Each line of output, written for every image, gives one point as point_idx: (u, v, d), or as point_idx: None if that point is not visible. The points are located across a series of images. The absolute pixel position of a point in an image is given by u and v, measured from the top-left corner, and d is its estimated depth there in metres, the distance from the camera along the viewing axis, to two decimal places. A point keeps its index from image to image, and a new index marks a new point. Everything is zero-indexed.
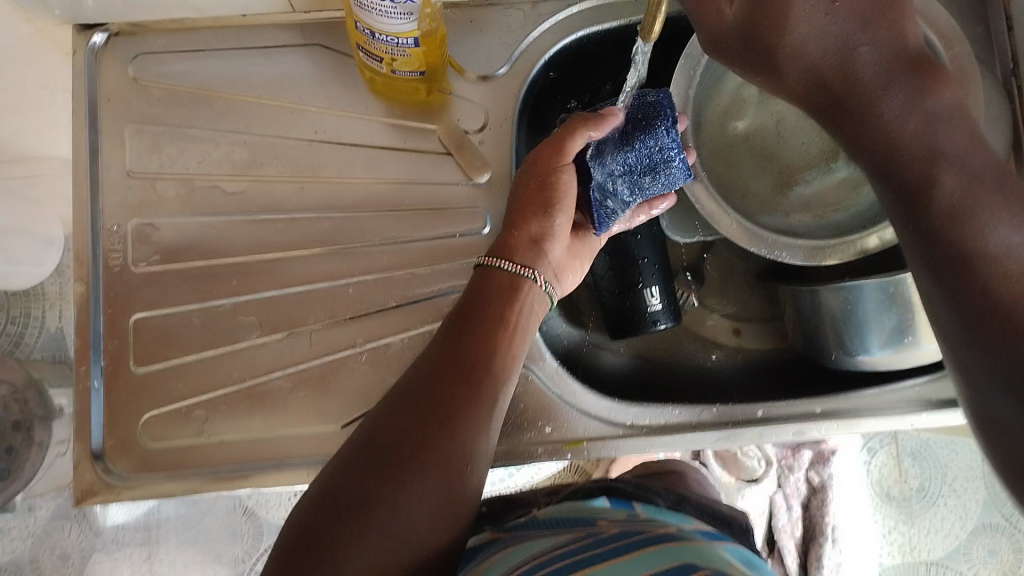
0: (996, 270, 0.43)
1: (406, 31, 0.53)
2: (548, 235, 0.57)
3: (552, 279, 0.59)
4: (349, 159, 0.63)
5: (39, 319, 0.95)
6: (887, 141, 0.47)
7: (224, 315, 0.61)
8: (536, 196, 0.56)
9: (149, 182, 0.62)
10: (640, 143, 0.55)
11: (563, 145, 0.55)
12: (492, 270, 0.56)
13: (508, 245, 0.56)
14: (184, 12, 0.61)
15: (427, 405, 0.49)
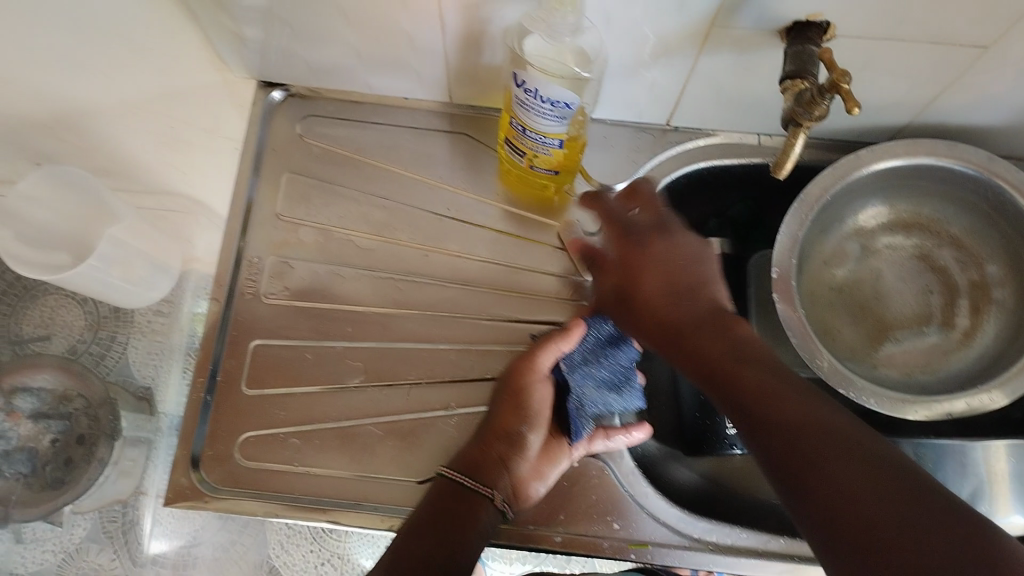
0: (839, 475, 0.40)
1: (556, 132, 0.58)
2: (513, 450, 0.60)
3: (512, 494, 0.59)
4: (473, 238, 0.69)
5: (122, 346, 0.77)
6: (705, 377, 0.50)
7: (334, 356, 0.65)
8: (511, 410, 0.60)
9: (293, 226, 0.68)
10: (612, 359, 0.62)
11: (530, 365, 0.61)
12: (454, 482, 0.57)
13: (474, 461, 0.59)
14: (357, 87, 0.69)
15: (429, 524, 0.54)
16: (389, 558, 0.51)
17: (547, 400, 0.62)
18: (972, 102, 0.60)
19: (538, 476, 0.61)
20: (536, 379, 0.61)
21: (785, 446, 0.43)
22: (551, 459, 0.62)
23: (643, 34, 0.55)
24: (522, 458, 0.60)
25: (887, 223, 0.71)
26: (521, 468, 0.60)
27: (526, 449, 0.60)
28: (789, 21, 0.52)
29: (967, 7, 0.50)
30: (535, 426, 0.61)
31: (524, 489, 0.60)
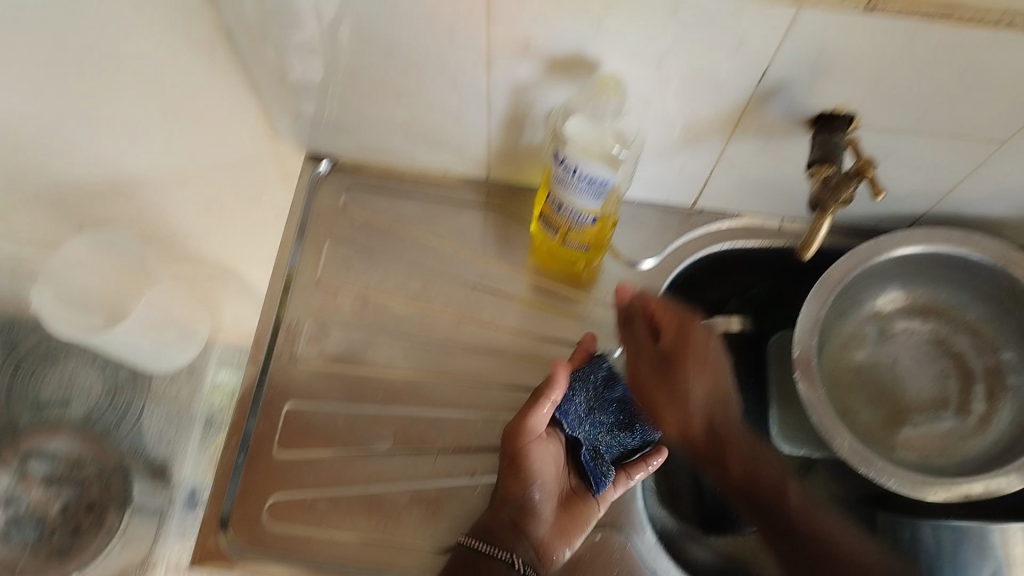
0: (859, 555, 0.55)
1: (591, 209, 0.62)
2: (526, 514, 0.61)
3: (534, 558, 0.60)
4: (504, 309, 0.71)
5: (137, 412, 0.96)
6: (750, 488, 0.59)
7: (365, 421, 0.67)
8: (512, 477, 0.61)
9: (332, 292, 0.71)
10: (610, 400, 0.64)
11: (521, 427, 0.62)
12: (470, 549, 0.58)
13: (486, 529, 0.60)
14: (400, 163, 0.73)
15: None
16: None
17: (551, 459, 0.64)
18: (988, 194, 0.64)
19: (563, 535, 0.62)
20: (532, 440, 0.62)
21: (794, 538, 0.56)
22: (578, 514, 0.63)
23: (679, 119, 0.59)
24: (538, 521, 0.62)
25: (903, 308, 0.74)
26: (537, 532, 0.62)
27: (537, 513, 0.62)
28: (817, 112, 0.56)
29: (987, 105, 0.53)
30: (542, 486, 0.62)
31: (547, 551, 0.61)
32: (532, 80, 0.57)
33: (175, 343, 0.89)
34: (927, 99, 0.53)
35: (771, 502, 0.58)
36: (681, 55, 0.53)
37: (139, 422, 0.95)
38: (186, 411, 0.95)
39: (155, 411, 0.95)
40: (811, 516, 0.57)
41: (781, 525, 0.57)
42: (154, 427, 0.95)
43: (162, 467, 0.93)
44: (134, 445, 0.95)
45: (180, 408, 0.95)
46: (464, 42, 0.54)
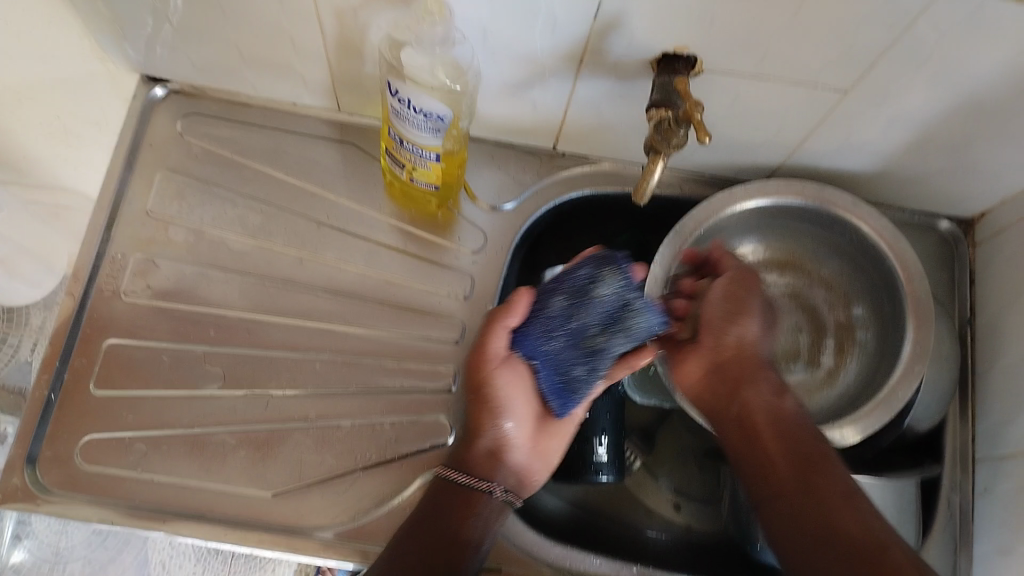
0: (859, 521, 0.51)
1: (431, 144, 0.58)
2: (505, 445, 0.60)
3: (515, 486, 0.61)
4: (350, 248, 0.68)
5: None
6: (787, 425, 0.57)
7: (193, 360, 0.64)
8: (483, 409, 0.58)
9: (163, 224, 0.67)
10: (552, 321, 0.52)
11: (488, 354, 0.56)
12: (447, 482, 0.58)
13: (465, 459, 0.59)
14: (243, 88, 0.68)
15: (434, 524, 0.56)
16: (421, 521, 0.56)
17: (512, 389, 0.58)
18: (839, 148, 0.63)
19: (540, 455, 0.62)
20: (497, 365, 0.57)
21: (798, 519, 0.53)
22: (557, 434, 0.62)
23: (523, 53, 0.56)
24: (517, 449, 0.61)
25: (764, 261, 0.72)
26: (518, 458, 0.61)
27: (514, 440, 0.60)
28: (659, 52, 0.54)
29: (824, 51, 0.52)
30: (512, 413, 0.59)
31: (526, 477, 0.62)
32: (362, 5, 0.53)
33: (36, 277, 0.74)
34: (765, 44, 0.51)
35: (805, 461, 0.55)
36: None
37: None
38: (40, 336, 0.74)
39: (24, 341, 0.74)
40: (838, 509, 0.52)
41: (797, 494, 0.54)
42: (25, 356, 0.73)
43: (21, 392, 0.72)
44: None
45: (40, 337, 0.74)
46: None
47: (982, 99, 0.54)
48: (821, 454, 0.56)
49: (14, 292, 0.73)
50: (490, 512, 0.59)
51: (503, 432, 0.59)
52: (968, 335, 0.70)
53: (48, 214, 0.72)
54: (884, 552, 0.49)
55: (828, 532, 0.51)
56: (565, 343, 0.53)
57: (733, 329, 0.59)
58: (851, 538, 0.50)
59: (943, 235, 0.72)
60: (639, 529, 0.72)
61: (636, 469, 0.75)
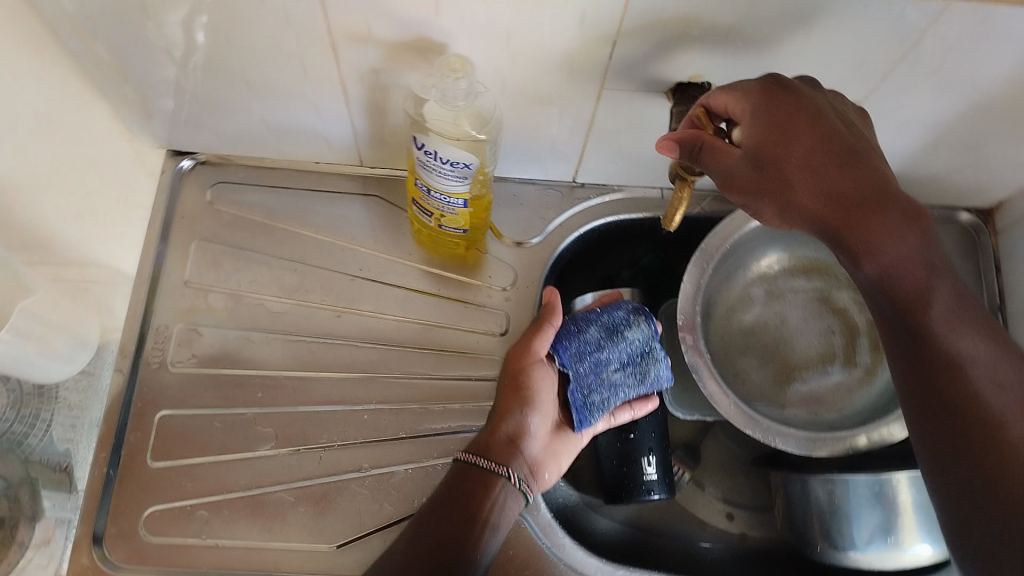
0: (990, 402, 0.46)
1: (458, 191, 0.60)
2: (525, 435, 0.60)
3: (529, 475, 0.60)
4: (385, 297, 0.69)
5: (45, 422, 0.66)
6: (886, 283, 0.49)
7: (245, 424, 0.65)
8: (514, 395, 0.60)
9: (202, 292, 0.68)
10: (583, 344, 0.60)
11: (531, 347, 0.61)
12: (470, 466, 0.58)
13: (487, 443, 0.59)
14: (267, 153, 0.70)
15: (444, 520, 0.55)
16: (432, 510, 0.56)
17: (545, 384, 0.62)
18: None
19: (551, 459, 0.63)
20: (536, 363, 0.61)
21: (932, 398, 0.48)
22: (567, 444, 0.64)
23: (542, 94, 0.57)
24: (535, 441, 0.61)
25: (787, 268, 0.74)
26: (534, 451, 0.61)
27: (534, 434, 0.61)
28: (673, 82, 0.55)
29: (835, 65, 0.53)
30: (540, 409, 0.61)
31: (539, 472, 0.61)
32: (384, 65, 0.55)
33: (71, 353, 0.64)
34: (777, 64, 0.53)
35: (905, 319, 0.49)
36: (531, 35, 0.51)
37: (46, 429, 0.65)
38: (82, 417, 0.66)
39: (64, 415, 0.66)
40: (954, 381, 0.47)
41: (924, 368, 0.48)
42: (60, 434, 0.66)
43: (67, 471, 0.64)
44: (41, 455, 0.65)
45: (79, 411, 0.66)
46: (303, 28, 0.52)
47: (993, 100, 0.56)
48: (924, 307, 0.48)
49: (48, 369, 0.63)
50: (503, 495, 0.58)
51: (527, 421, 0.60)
52: (1000, 321, 0.71)
53: (71, 288, 0.65)
54: (1015, 441, 0.45)
55: (953, 415, 0.47)
56: (591, 367, 0.60)
57: (798, 175, 0.48)
58: (981, 420, 0.46)
59: (964, 225, 0.73)
60: (693, 541, 0.73)
61: (685, 482, 0.74)
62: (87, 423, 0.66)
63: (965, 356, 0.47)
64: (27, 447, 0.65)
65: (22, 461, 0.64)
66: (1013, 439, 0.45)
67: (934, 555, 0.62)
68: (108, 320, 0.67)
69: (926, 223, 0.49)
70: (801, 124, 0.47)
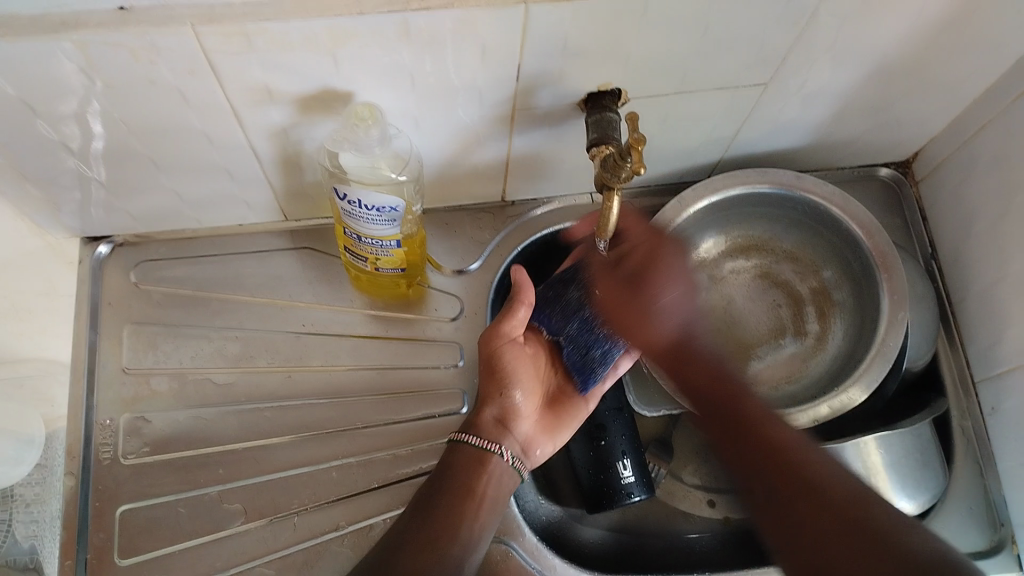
0: (835, 492, 0.50)
1: (390, 234, 0.59)
2: (510, 412, 0.65)
3: (521, 454, 0.65)
4: (334, 349, 0.68)
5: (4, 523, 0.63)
6: (736, 413, 0.56)
7: (210, 504, 0.63)
8: (491, 380, 0.64)
9: (144, 377, 0.66)
10: (567, 305, 0.66)
11: (501, 332, 0.64)
12: (459, 445, 0.61)
13: (477, 424, 0.63)
14: (187, 224, 0.67)
15: (444, 496, 0.57)
16: (428, 493, 0.58)
17: (520, 363, 0.65)
18: (770, 132, 0.65)
19: (540, 432, 0.67)
20: (506, 343, 0.65)
21: (789, 511, 0.49)
22: (560, 414, 0.68)
23: (456, 125, 0.57)
24: (520, 419, 0.65)
25: (726, 250, 0.75)
26: (522, 426, 0.65)
27: (520, 411, 0.65)
28: (584, 94, 0.55)
29: (738, 55, 0.54)
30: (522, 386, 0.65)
31: (529, 447, 0.66)
32: (290, 122, 0.54)
33: (16, 454, 0.62)
34: (682, 61, 0.53)
35: (753, 442, 0.54)
36: (435, 71, 0.50)
37: (8, 529, 0.62)
38: (43, 510, 0.63)
39: (24, 513, 0.63)
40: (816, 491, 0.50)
41: (781, 488, 0.51)
42: (22, 532, 0.62)
43: (36, 569, 0.62)
44: (6, 557, 0.62)
45: (39, 505, 0.63)
46: (200, 100, 0.50)
47: (892, 61, 0.57)
48: (783, 438, 0.54)
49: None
50: (499, 470, 0.61)
51: (510, 400, 0.65)
52: (935, 268, 0.73)
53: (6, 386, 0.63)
54: (889, 529, 0.46)
55: (820, 512, 0.48)
56: (578, 326, 0.66)
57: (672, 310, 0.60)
58: (838, 509, 0.48)
59: (884, 181, 0.76)
60: (680, 534, 0.73)
61: (663, 478, 0.74)
62: (48, 515, 0.62)
63: (814, 460, 0.52)
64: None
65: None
66: (871, 512, 0.48)
67: (911, 510, 0.64)
68: (51, 412, 0.64)
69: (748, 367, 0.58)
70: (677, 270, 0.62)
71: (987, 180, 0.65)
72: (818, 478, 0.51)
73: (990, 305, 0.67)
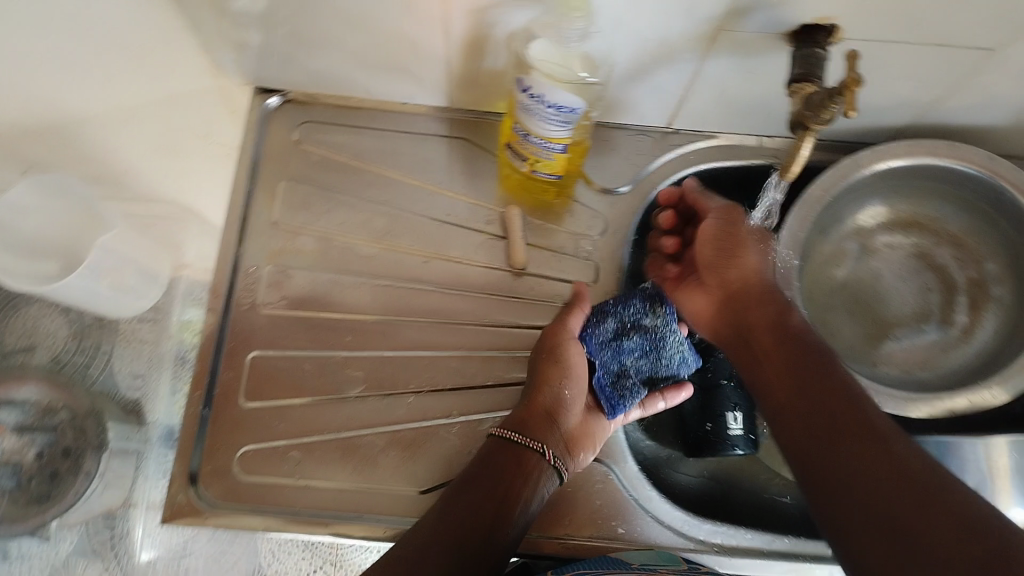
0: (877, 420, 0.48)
1: (558, 136, 0.58)
2: (560, 406, 0.60)
3: (564, 453, 0.59)
4: (471, 243, 0.68)
5: (108, 355, 0.65)
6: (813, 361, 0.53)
7: (335, 366, 0.65)
8: (552, 369, 0.60)
9: (292, 234, 0.68)
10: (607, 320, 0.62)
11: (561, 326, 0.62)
12: (501, 440, 0.57)
13: (522, 417, 0.59)
14: (356, 93, 0.68)
15: (466, 496, 0.53)
16: (459, 486, 0.54)
17: (581, 361, 0.62)
18: (974, 104, 0.61)
19: (580, 442, 0.61)
20: (569, 339, 0.62)
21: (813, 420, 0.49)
22: (592, 432, 0.62)
23: (653, 37, 0.55)
24: (568, 417, 0.60)
25: (886, 223, 0.71)
26: (569, 426, 0.60)
27: (570, 408, 0.60)
28: (798, 25, 0.52)
29: (975, 11, 0.50)
30: (575, 384, 0.61)
31: (573, 447, 0.60)
32: (491, 2, 0.52)
33: (140, 287, 0.64)
34: (914, 7, 0.50)
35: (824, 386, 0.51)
36: None
37: (109, 360, 0.65)
38: (154, 351, 0.66)
39: (124, 349, 0.66)
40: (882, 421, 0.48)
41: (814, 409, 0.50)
42: (122, 367, 0.65)
43: (136, 408, 0.65)
44: (107, 388, 0.64)
45: (149, 346, 0.66)
46: None
47: None
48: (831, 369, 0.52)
49: (123, 305, 0.64)
50: (540, 471, 0.57)
51: (561, 395, 0.60)
52: None
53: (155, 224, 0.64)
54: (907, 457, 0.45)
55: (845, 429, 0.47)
56: (613, 354, 0.63)
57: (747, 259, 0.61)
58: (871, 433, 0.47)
59: None
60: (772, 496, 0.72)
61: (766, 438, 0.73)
62: (159, 357, 0.66)
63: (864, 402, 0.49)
64: (89, 375, 0.64)
65: (88, 391, 0.63)
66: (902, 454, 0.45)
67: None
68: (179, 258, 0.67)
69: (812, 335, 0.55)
70: (712, 242, 0.63)
71: None
72: (850, 390, 0.50)
73: None
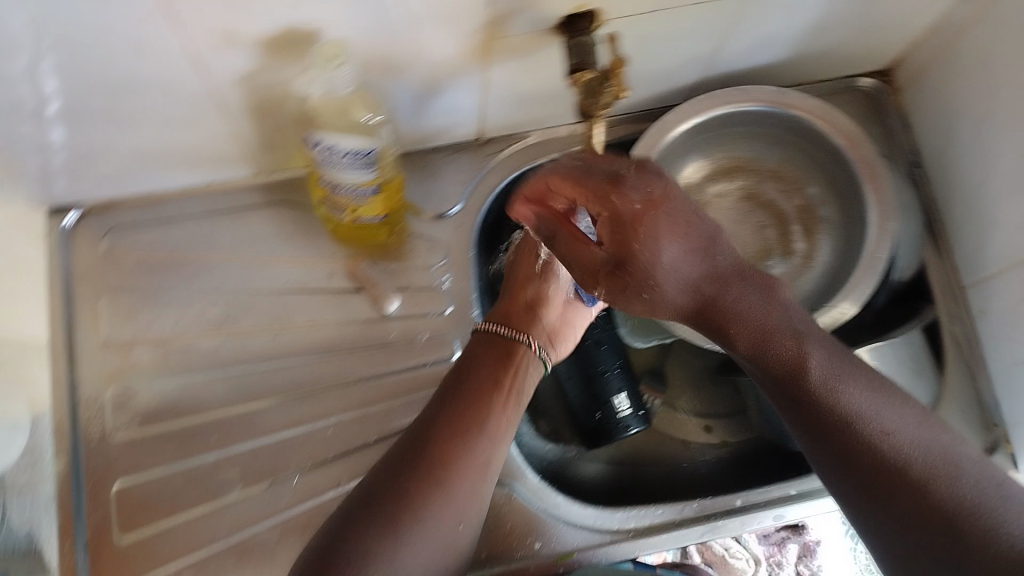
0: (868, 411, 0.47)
1: (366, 179, 0.57)
2: (541, 297, 0.66)
3: (547, 343, 0.65)
4: (314, 306, 0.66)
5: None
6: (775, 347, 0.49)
7: (207, 472, 0.62)
8: (524, 266, 0.66)
9: (126, 349, 0.64)
10: None
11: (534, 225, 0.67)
12: (487, 335, 0.63)
13: (504, 310, 0.65)
14: (155, 188, 0.65)
15: (396, 468, 0.53)
16: (399, 456, 0.54)
17: (560, 256, 0.66)
18: (751, 46, 0.63)
19: (564, 330, 0.66)
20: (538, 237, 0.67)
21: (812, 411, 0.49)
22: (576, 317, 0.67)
23: (427, 61, 0.54)
24: (552, 304, 0.66)
25: (709, 174, 0.73)
26: (553, 316, 0.66)
27: (551, 299, 0.66)
28: (560, 19, 0.53)
29: None
30: (557, 272, 0.66)
31: (557, 336, 0.66)
32: (254, 68, 0.51)
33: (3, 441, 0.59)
34: None
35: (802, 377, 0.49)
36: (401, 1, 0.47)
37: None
38: (35, 495, 0.61)
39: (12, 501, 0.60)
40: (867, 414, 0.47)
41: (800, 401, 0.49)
42: (16, 520, 0.60)
43: (38, 552, 0.60)
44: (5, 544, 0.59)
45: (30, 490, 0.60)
46: (155, 50, 0.47)
47: None
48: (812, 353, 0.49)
49: None
50: (525, 365, 0.62)
51: (542, 285, 0.66)
52: (920, 176, 0.72)
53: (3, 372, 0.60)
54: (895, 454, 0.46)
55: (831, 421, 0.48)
56: None
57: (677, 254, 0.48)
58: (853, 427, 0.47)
59: (866, 92, 0.74)
60: (678, 461, 0.74)
61: (659, 407, 0.75)
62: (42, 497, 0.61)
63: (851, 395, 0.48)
64: None
65: None
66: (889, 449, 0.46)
67: None
68: (35, 394, 0.62)
69: (779, 292, 0.50)
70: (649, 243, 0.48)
71: (970, 82, 0.63)
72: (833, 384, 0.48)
73: (981, 206, 0.65)
